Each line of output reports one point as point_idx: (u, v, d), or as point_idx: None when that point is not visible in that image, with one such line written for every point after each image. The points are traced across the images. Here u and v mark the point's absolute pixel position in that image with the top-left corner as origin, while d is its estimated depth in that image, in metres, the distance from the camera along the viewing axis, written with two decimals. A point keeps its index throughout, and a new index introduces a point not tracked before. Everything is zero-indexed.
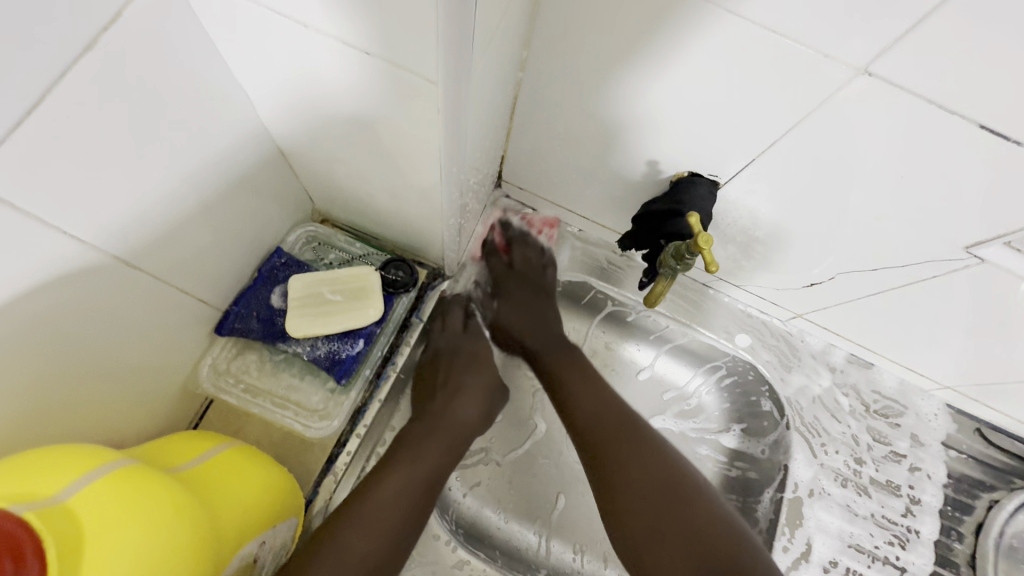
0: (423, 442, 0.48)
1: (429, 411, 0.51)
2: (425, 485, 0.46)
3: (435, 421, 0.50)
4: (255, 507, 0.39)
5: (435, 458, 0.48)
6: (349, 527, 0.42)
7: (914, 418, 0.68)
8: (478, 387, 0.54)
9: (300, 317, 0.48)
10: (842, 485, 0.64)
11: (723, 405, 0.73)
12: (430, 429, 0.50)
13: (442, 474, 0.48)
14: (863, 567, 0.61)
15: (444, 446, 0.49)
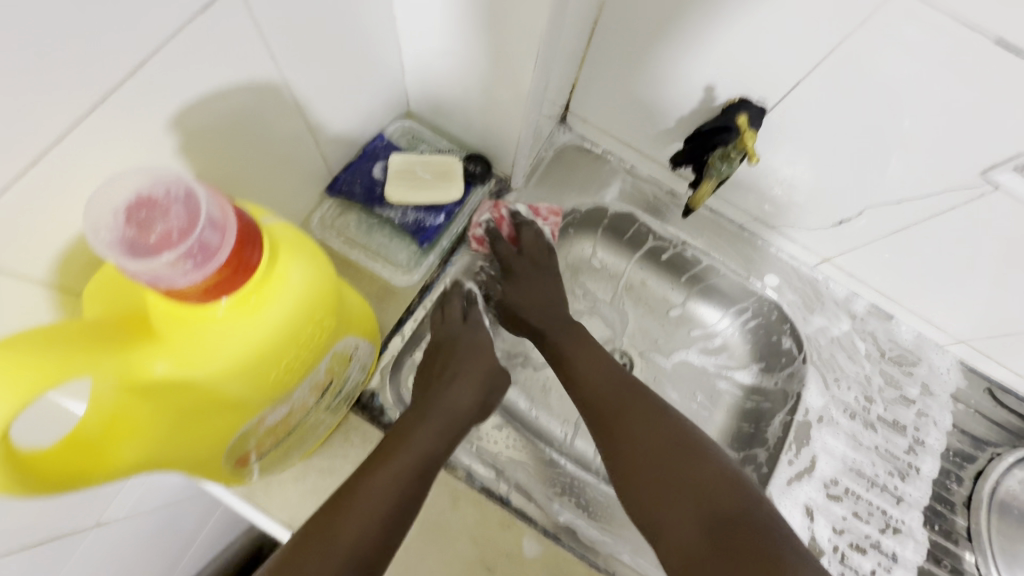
0: (415, 427, 0.54)
1: (427, 402, 0.56)
2: (415, 472, 0.51)
3: (427, 413, 0.55)
4: (355, 313, 0.46)
5: (428, 444, 0.53)
6: (342, 511, 0.46)
7: (928, 370, 0.73)
8: (470, 380, 0.58)
9: (396, 186, 0.57)
10: (850, 417, 0.70)
11: (749, 344, 0.81)
12: (421, 418, 0.54)
13: (431, 462, 0.53)
14: (862, 490, 0.67)
15: (434, 433, 0.54)
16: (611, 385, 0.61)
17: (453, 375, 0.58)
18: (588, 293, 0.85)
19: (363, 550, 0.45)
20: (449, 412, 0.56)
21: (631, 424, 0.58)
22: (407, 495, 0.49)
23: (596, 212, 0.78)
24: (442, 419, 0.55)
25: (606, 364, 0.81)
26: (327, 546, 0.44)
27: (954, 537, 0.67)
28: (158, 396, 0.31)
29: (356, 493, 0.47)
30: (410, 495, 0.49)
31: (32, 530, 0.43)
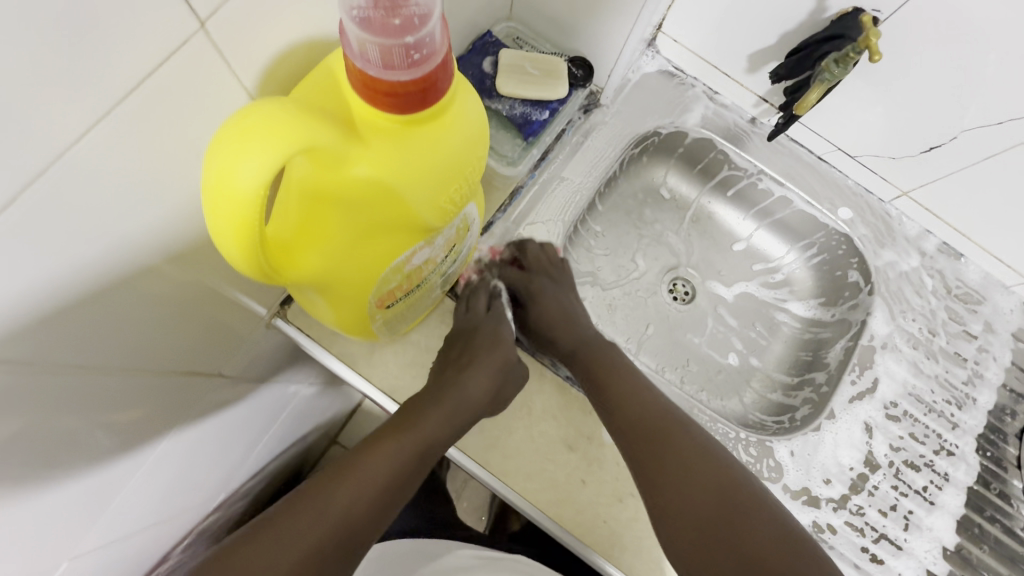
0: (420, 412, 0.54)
1: (440, 383, 0.56)
2: (415, 454, 0.53)
3: (439, 391, 0.56)
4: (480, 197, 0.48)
5: (431, 429, 0.54)
6: (338, 483, 0.49)
7: (992, 310, 0.75)
8: (485, 373, 0.57)
9: (507, 79, 0.59)
10: (913, 346, 0.72)
11: (812, 279, 0.82)
12: (432, 399, 0.55)
13: (436, 447, 0.54)
14: (920, 413, 0.69)
15: (444, 417, 0.55)
16: (654, 431, 0.58)
17: (466, 363, 0.57)
18: (655, 222, 0.87)
19: (352, 518, 0.48)
20: (458, 400, 0.55)
21: (680, 479, 0.55)
22: (401, 478, 0.52)
23: (675, 137, 0.80)
24: (453, 405, 0.55)
25: (668, 289, 0.84)
26: (315, 518, 0.47)
27: (1003, 465, 0.70)
28: (356, 199, 0.33)
29: (354, 470, 0.51)
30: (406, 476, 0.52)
31: (183, 355, 0.47)
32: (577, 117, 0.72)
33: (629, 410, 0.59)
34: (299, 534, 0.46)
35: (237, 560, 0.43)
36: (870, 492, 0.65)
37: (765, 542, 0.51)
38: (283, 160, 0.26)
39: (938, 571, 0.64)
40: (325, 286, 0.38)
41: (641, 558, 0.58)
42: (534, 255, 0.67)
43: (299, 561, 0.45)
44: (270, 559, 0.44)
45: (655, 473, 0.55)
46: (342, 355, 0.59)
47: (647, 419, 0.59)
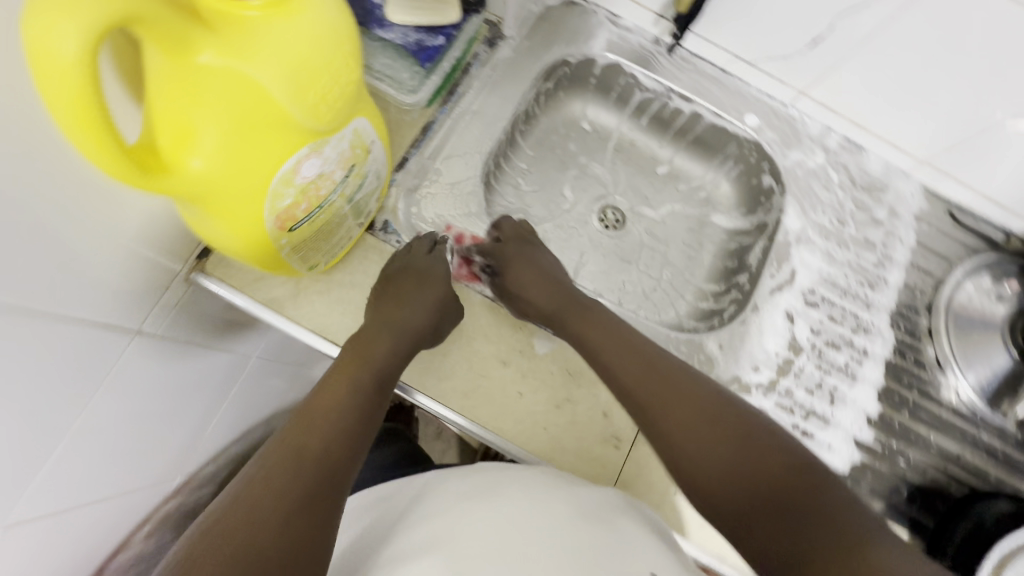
0: (370, 342, 0.58)
1: (379, 316, 0.59)
2: (374, 387, 0.57)
3: (381, 328, 0.58)
4: (371, 113, 0.49)
5: (382, 358, 0.58)
6: (309, 435, 0.51)
7: (895, 196, 0.79)
8: (425, 304, 0.60)
9: (396, 5, 0.59)
10: (825, 237, 0.76)
11: (732, 190, 0.86)
12: (377, 333, 0.58)
13: (389, 374, 0.58)
14: (836, 297, 0.74)
15: (391, 348, 0.58)
16: (658, 388, 0.56)
17: (404, 297, 0.60)
18: (579, 156, 0.89)
19: (328, 457, 0.51)
20: (401, 330, 0.59)
21: (684, 434, 0.54)
22: (362, 413, 0.55)
23: (585, 66, 0.81)
24: (397, 336, 0.58)
25: (599, 217, 0.86)
26: (298, 465, 0.49)
27: (917, 336, 0.75)
28: (208, 89, 0.34)
29: (319, 421, 0.53)
30: (368, 403, 0.56)
31: (98, 305, 0.47)
32: (482, 52, 0.73)
33: (635, 377, 0.57)
34: (289, 480, 0.47)
35: (235, 512, 0.44)
36: (796, 373, 0.70)
37: (780, 479, 0.49)
38: (103, 26, 0.28)
39: (863, 437, 0.69)
40: (205, 197, 0.39)
41: (582, 457, 0.60)
42: (509, 228, 0.70)
43: (297, 502, 0.46)
44: (265, 503, 0.45)
45: (669, 431, 0.54)
46: (267, 301, 0.59)
47: (652, 376, 0.57)
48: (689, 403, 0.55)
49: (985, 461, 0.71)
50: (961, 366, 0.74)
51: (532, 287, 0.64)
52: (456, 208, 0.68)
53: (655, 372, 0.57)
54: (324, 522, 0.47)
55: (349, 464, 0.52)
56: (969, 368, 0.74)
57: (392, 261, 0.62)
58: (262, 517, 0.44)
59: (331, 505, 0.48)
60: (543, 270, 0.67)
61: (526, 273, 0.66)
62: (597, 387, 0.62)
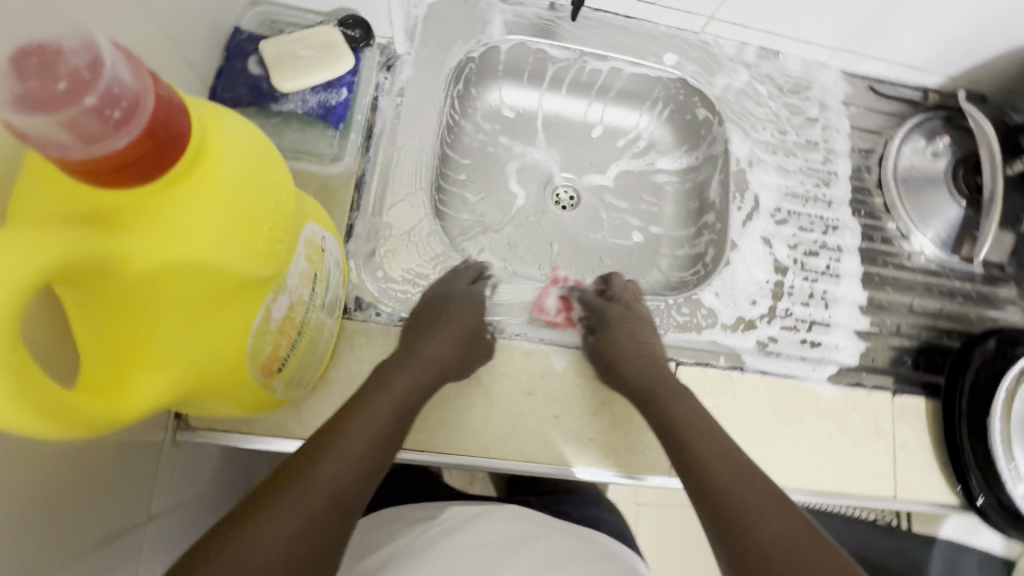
0: (393, 377, 0.54)
1: (404, 348, 0.57)
2: (392, 418, 0.51)
3: (405, 357, 0.56)
4: (314, 213, 0.44)
5: (403, 391, 0.53)
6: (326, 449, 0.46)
7: (820, 90, 0.81)
8: (453, 334, 0.59)
9: (282, 73, 0.54)
10: (773, 152, 0.77)
11: (671, 131, 0.85)
12: (399, 363, 0.55)
13: (406, 403, 0.53)
14: (800, 206, 0.76)
15: (411, 380, 0.55)
16: (750, 493, 0.49)
17: (435, 327, 0.60)
18: (513, 146, 0.84)
19: (344, 491, 0.44)
20: (432, 361, 0.57)
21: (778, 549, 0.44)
22: (383, 438, 0.49)
23: (490, 55, 0.76)
24: (423, 365, 0.56)
25: (554, 201, 0.84)
26: (310, 479, 0.43)
27: (877, 215, 0.79)
28: (153, 295, 0.29)
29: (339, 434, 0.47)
30: (387, 437, 0.50)
31: (105, 522, 0.42)
32: (383, 79, 0.67)
33: (719, 478, 0.50)
34: (297, 494, 0.42)
35: (240, 525, 0.40)
36: (789, 292, 0.72)
37: None
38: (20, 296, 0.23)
39: (861, 328, 0.73)
40: (195, 391, 0.35)
41: (634, 452, 0.61)
42: (618, 286, 0.70)
43: (304, 519, 0.41)
44: (271, 518, 0.41)
45: (746, 537, 0.46)
46: (270, 430, 0.54)
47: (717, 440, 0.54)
48: (788, 529, 0.46)
49: (961, 305, 0.77)
50: (920, 228, 0.78)
51: (625, 359, 0.62)
52: (421, 255, 0.64)
53: (734, 470, 0.51)
54: (328, 544, 0.42)
55: (368, 486, 0.47)
56: (927, 228, 0.78)
57: (436, 284, 0.63)
58: (266, 536, 0.40)
59: (340, 526, 0.43)
60: (639, 337, 0.64)
61: (632, 343, 0.63)
62: None
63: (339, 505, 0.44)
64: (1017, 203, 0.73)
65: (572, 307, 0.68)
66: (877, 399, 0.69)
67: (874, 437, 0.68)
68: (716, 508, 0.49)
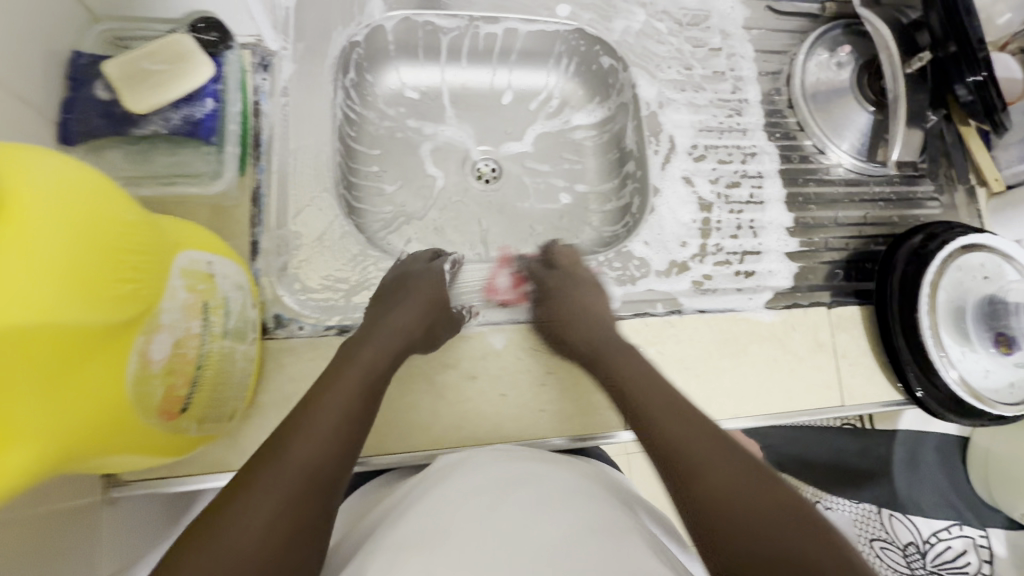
0: (359, 350, 0.53)
1: (369, 322, 0.57)
2: (362, 392, 0.50)
3: (370, 330, 0.56)
4: (185, 237, 0.42)
5: (371, 363, 0.53)
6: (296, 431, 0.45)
7: (719, 18, 0.80)
8: (414, 306, 0.59)
9: (131, 93, 0.48)
10: (681, 90, 0.76)
11: (580, 85, 0.83)
12: (365, 337, 0.55)
13: (377, 376, 0.52)
14: (716, 140, 0.76)
15: (377, 351, 0.54)
16: (687, 440, 0.47)
17: (398, 300, 0.59)
18: (423, 127, 0.81)
19: (318, 467, 0.43)
20: (397, 330, 0.56)
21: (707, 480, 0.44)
22: (355, 413, 0.48)
23: (376, 36, 0.72)
24: (390, 335, 0.56)
25: (475, 176, 0.82)
26: (281, 462, 0.42)
27: (792, 135, 0.79)
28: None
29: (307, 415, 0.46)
30: (362, 412, 0.49)
31: None
32: (261, 81, 0.63)
33: (668, 426, 0.49)
34: (271, 479, 0.41)
35: (216, 520, 0.39)
36: (716, 228, 0.73)
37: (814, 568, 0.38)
38: None
39: (792, 249, 0.74)
40: (89, 452, 0.33)
41: (586, 413, 0.62)
42: (563, 257, 0.71)
43: (283, 502, 0.41)
44: (244, 510, 0.40)
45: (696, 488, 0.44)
46: (210, 466, 0.53)
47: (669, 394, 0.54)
48: (714, 466, 0.45)
49: (883, 208, 0.79)
50: (835, 142, 0.79)
51: (570, 326, 0.63)
52: (338, 258, 0.61)
53: (683, 416, 0.50)
54: (312, 524, 0.41)
55: (347, 461, 0.46)
56: (842, 140, 0.79)
57: (391, 271, 0.63)
58: (245, 525, 0.39)
59: (323, 503, 0.42)
60: (583, 299, 0.66)
61: (572, 306, 0.65)
62: (563, 345, 0.63)
63: (310, 481, 0.42)
64: (921, 99, 0.74)
65: (523, 283, 0.70)
66: (815, 315, 0.71)
67: (816, 352, 0.70)
68: (663, 455, 0.48)
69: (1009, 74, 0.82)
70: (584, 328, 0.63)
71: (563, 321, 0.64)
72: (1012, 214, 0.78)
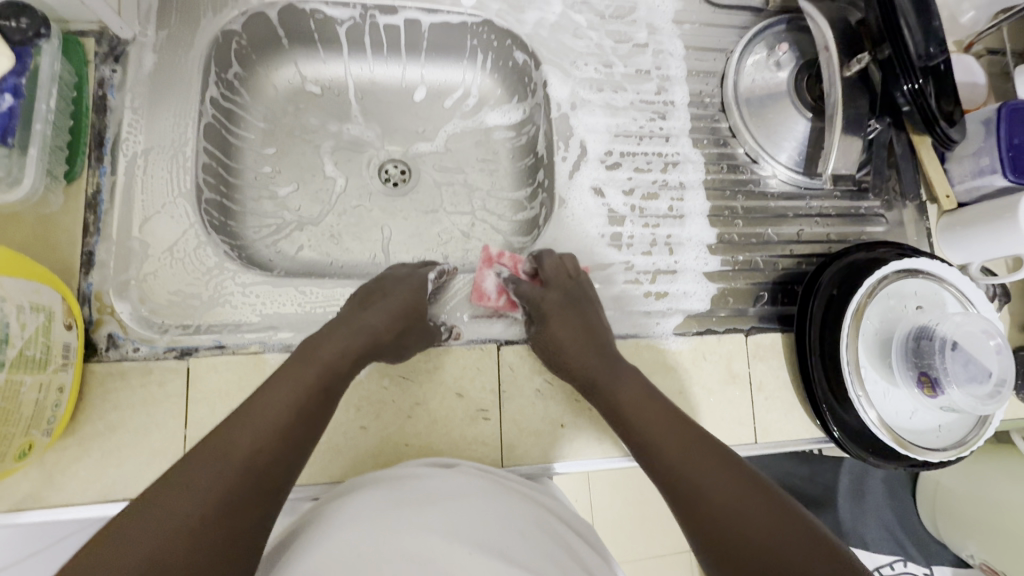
0: (319, 348, 0.50)
1: (341, 318, 0.54)
2: (316, 390, 0.47)
3: (339, 326, 0.53)
4: None
5: (332, 360, 0.50)
6: (241, 424, 0.43)
7: (647, 11, 0.72)
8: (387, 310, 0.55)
9: None
10: (598, 90, 0.69)
11: (499, 82, 0.76)
12: (330, 332, 0.52)
13: (337, 377, 0.49)
14: (634, 147, 0.69)
15: (341, 348, 0.51)
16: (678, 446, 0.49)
17: (370, 300, 0.56)
18: (324, 123, 0.75)
19: (259, 463, 0.41)
20: (364, 329, 0.53)
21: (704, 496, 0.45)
22: (303, 412, 0.46)
23: (259, 25, 0.66)
24: (354, 335, 0.52)
25: (381, 178, 0.75)
26: (219, 459, 0.40)
27: (723, 142, 0.73)
28: None
29: (256, 409, 0.44)
30: (314, 411, 0.46)
31: None
32: (109, 73, 0.57)
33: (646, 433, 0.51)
34: (208, 475, 0.39)
35: (137, 511, 0.37)
36: (627, 243, 0.66)
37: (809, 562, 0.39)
38: None
39: (711, 268, 0.67)
40: None
41: (457, 451, 0.56)
42: (552, 266, 0.62)
43: (215, 500, 0.39)
44: (172, 503, 0.38)
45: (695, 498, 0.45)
46: (19, 502, 0.48)
47: (651, 408, 0.52)
48: (710, 471, 0.46)
49: (818, 225, 0.72)
50: (769, 152, 0.72)
51: (570, 351, 0.57)
52: (189, 271, 0.56)
53: (672, 425, 0.51)
54: (244, 527, 0.39)
55: (291, 463, 0.43)
56: (776, 149, 0.72)
57: (379, 276, 0.60)
58: (169, 521, 0.37)
59: (257, 505, 0.40)
60: (577, 318, 0.60)
61: (568, 332, 0.58)
62: (438, 372, 0.57)
63: (246, 477, 0.40)
64: (859, 105, 0.67)
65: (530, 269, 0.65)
66: (728, 343, 0.64)
67: (728, 384, 0.63)
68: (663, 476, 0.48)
69: (970, 78, 0.74)
70: (574, 354, 0.57)
71: (563, 334, 0.58)
72: (964, 233, 0.70)
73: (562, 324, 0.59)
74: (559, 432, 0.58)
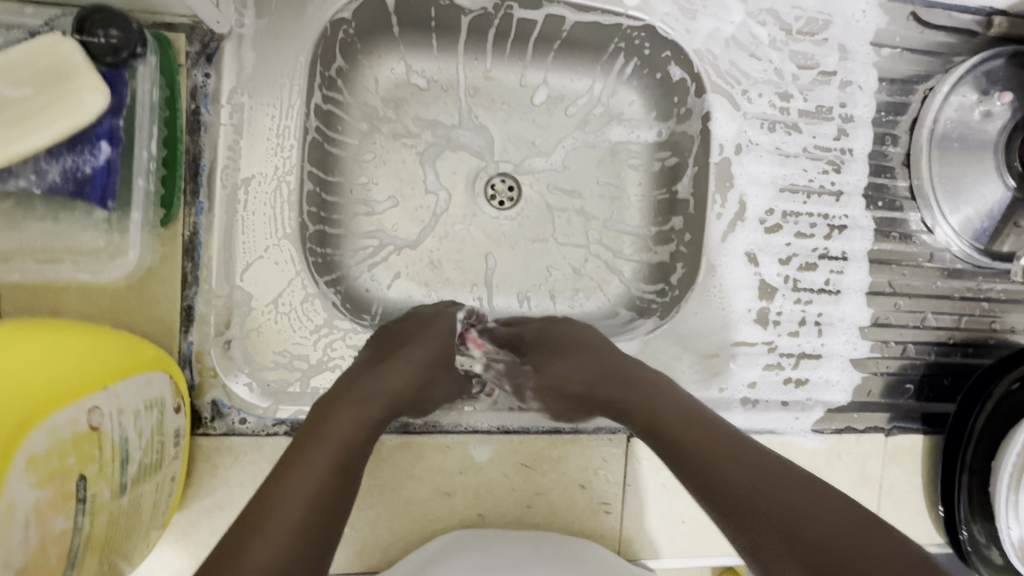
0: (329, 416, 0.40)
1: (354, 368, 0.44)
2: (335, 472, 0.37)
3: (354, 380, 0.42)
4: (99, 368, 0.35)
5: (352, 432, 0.39)
6: (247, 534, 0.32)
7: (842, 27, 0.58)
8: (413, 362, 0.44)
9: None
10: (769, 130, 0.58)
11: (641, 94, 0.63)
12: (343, 393, 0.41)
13: (358, 454, 0.39)
14: (799, 206, 0.58)
15: (361, 416, 0.40)
16: (752, 475, 0.37)
17: (391, 346, 0.45)
18: (429, 126, 0.62)
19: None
20: (389, 387, 0.42)
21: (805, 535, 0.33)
22: (321, 503, 0.35)
23: (370, 9, 0.53)
24: (377, 398, 0.42)
25: (489, 198, 0.64)
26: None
27: (897, 204, 0.61)
28: None
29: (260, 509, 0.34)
30: (333, 500, 0.36)
31: None
32: (201, 79, 0.46)
33: (710, 454, 0.39)
34: None
35: None
36: (774, 322, 0.58)
37: None
38: None
39: (859, 355, 0.60)
40: None
41: None
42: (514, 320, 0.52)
43: None
44: None
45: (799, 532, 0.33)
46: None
47: (709, 430, 0.41)
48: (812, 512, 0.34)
49: (986, 311, 0.63)
50: (951, 219, 0.61)
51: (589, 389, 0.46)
52: (296, 328, 0.49)
53: (751, 451, 0.39)
54: None
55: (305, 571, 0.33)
56: (959, 218, 0.61)
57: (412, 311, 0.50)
58: None
59: None
60: (590, 346, 0.48)
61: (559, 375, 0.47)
62: (563, 462, 0.52)
63: None
64: None
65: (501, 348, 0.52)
66: (868, 444, 0.59)
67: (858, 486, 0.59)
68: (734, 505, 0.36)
69: None
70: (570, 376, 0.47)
71: (563, 371, 0.47)
72: None
73: (568, 361, 0.48)
74: (680, 529, 0.54)
